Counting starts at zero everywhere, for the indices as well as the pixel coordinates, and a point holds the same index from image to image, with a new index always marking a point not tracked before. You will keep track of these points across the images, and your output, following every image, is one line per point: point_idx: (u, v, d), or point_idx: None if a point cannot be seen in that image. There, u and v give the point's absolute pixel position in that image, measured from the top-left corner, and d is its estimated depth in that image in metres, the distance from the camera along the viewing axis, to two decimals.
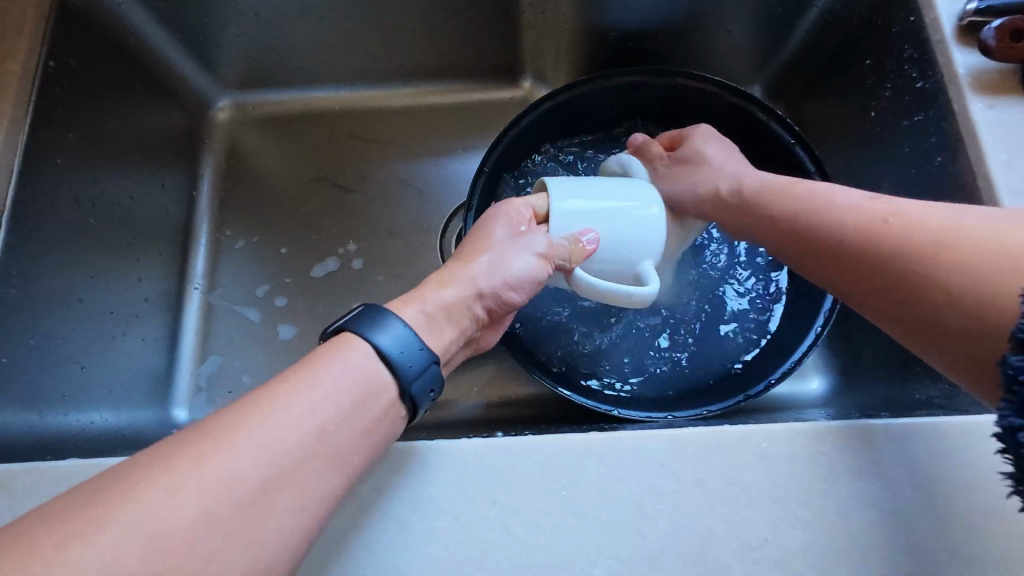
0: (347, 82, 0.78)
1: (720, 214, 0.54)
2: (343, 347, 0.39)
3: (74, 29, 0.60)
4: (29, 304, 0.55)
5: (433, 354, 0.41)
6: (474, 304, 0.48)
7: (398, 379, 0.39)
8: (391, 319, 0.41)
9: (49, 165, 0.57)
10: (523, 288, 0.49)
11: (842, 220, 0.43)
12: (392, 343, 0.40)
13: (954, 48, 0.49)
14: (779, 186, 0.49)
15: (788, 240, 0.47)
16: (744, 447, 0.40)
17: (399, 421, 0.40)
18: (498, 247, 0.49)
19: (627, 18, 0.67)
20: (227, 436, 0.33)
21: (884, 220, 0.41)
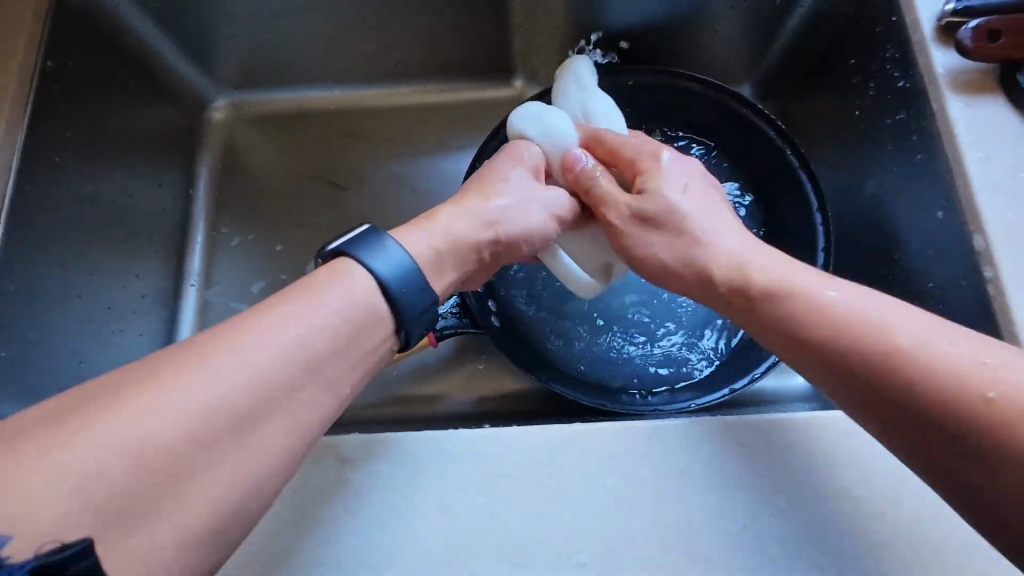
0: (342, 81, 0.79)
1: (789, 353, 0.39)
2: (343, 272, 0.39)
3: (72, 29, 0.61)
4: (30, 299, 0.56)
5: (435, 296, 0.42)
6: (484, 243, 0.48)
7: (399, 318, 0.40)
8: (396, 253, 0.41)
9: (47, 163, 0.58)
10: (533, 240, 0.52)
11: (918, 364, 0.33)
12: (395, 279, 0.40)
13: (933, 48, 0.50)
14: (859, 325, 0.35)
15: (891, 421, 0.34)
16: (725, 436, 0.41)
17: (387, 355, 0.41)
18: (520, 194, 0.51)
19: (617, 18, 0.69)
20: (217, 363, 0.33)
21: (987, 395, 0.31)
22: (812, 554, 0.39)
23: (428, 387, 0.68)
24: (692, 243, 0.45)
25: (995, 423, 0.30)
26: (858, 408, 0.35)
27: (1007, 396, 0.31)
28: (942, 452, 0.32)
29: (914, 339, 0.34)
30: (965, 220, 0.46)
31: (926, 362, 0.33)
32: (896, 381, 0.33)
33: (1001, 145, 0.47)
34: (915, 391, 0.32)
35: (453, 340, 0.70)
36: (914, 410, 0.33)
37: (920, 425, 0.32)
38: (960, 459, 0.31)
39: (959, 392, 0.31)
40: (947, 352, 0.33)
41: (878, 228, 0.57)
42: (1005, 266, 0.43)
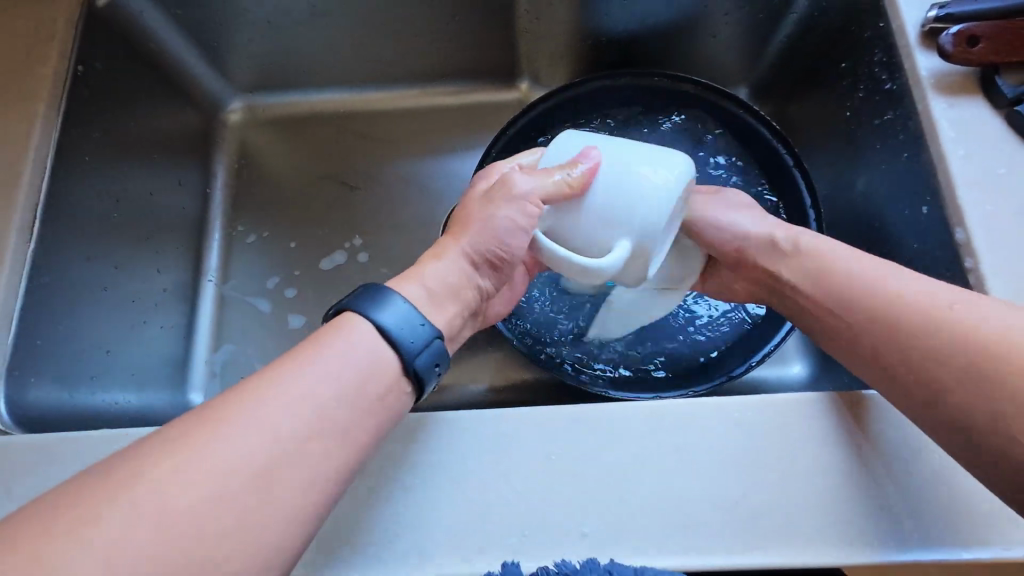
0: (353, 85, 0.82)
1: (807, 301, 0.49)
2: (345, 324, 0.41)
3: (100, 36, 0.64)
4: (63, 290, 0.59)
5: (436, 331, 0.43)
6: (472, 270, 0.49)
7: (401, 355, 0.41)
8: (396, 300, 0.42)
9: (78, 162, 0.61)
10: (518, 252, 0.49)
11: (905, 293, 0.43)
12: (392, 319, 0.41)
13: (917, 52, 0.53)
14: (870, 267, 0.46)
15: (878, 341, 0.43)
16: (720, 416, 0.44)
17: (408, 403, 0.42)
18: (489, 209, 0.49)
19: (617, 24, 0.71)
20: (246, 409, 0.36)
21: (949, 309, 0.41)
22: (805, 525, 0.41)
23: (438, 378, 0.71)
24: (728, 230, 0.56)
25: (918, 316, 0.41)
26: (853, 338, 0.45)
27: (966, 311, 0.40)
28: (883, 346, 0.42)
29: (911, 284, 0.43)
30: (948, 213, 0.49)
31: (910, 294, 0.43)
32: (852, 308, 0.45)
33: (982, 143, 0.49)
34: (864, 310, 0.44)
35: (463, 334, 0.72)
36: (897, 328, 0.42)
37: (901, 340, 0.41)
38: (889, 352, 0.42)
39: (932, 307, 0.41)
40: (928, 289, 0.42)
41: (868, 223, 0.60)
42: (984, 255, 0.46)
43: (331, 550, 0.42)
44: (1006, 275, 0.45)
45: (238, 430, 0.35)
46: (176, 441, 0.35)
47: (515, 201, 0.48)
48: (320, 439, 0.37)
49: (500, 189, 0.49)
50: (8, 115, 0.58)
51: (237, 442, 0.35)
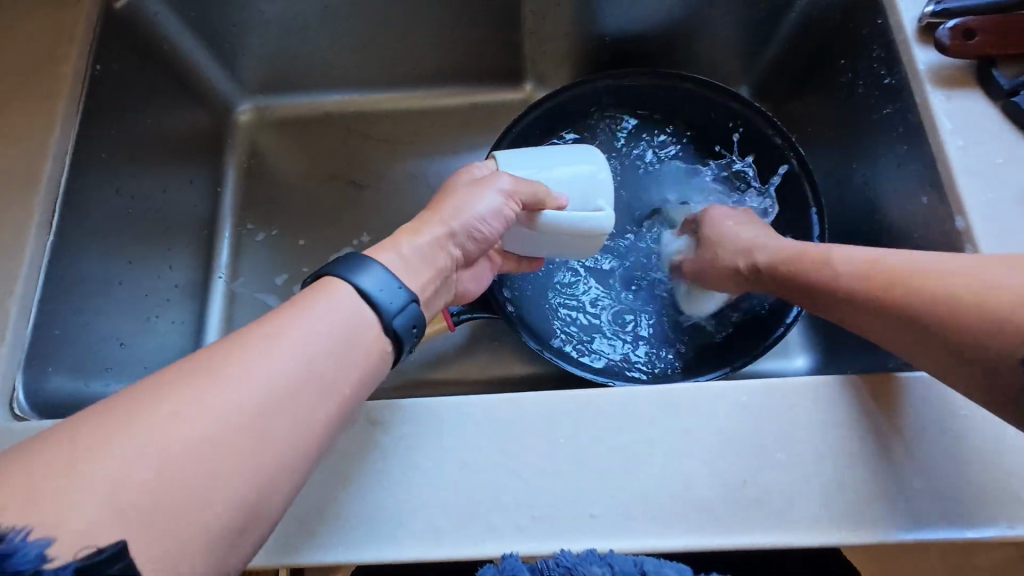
0: (360, 86, 0.84)
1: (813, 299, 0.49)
2: (325, 290, 0.41)
3: (117, 36, 0.66)
4: (80, 282, 0.60)
5: (412, 293, 0.43)
6: (449, 243, 0.51)
7: (382, 316, 0.42)
8: (373, 265, 0.43)
9: (96, 159, 0.63)
10: (492, 226, 0.53)
11: (878, 271, 0.44)
12: (373, 283, 0.42)
13: (915, 47, 0.54)
14: (851, 256, 0.47)
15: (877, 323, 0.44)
16: (726, 399, 0.45)
17: (385, 364, 0.43)
18: (467, 192, 0.52)
19: (620, 26, 0.73)
20: (230, 367, 0.36)
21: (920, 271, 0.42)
22: (808, 505, 0.42)
23: (445, 372, 0.72)
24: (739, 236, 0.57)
25: (927, 283, 0.41)
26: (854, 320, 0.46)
27: (939, 267, 0.41)
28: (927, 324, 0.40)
29: (886, 259, 0.45)
30: (947, 202, 0.50)
31: (881, 271, 0.44)
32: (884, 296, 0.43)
33: (979, 134, 0.50)
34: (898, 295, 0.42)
35: (469, 328, 0.73)
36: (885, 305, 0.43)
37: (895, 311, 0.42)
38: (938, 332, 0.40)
39: (904, 278, 0.42)
40: (902, 262, 0.43)
41: (867, 216, 0.61)
42: (983, 241, 0.47)
43: (321, 519, 0.43)
44: None
45: (222, 392, 0.34)
46: (181, 394, 0.34)
47: (503, 192, 0.52)
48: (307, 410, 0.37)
49: (483, 181, 0.53)
50: (29, 113, 0.60)
51: (246, 403, 0.35)
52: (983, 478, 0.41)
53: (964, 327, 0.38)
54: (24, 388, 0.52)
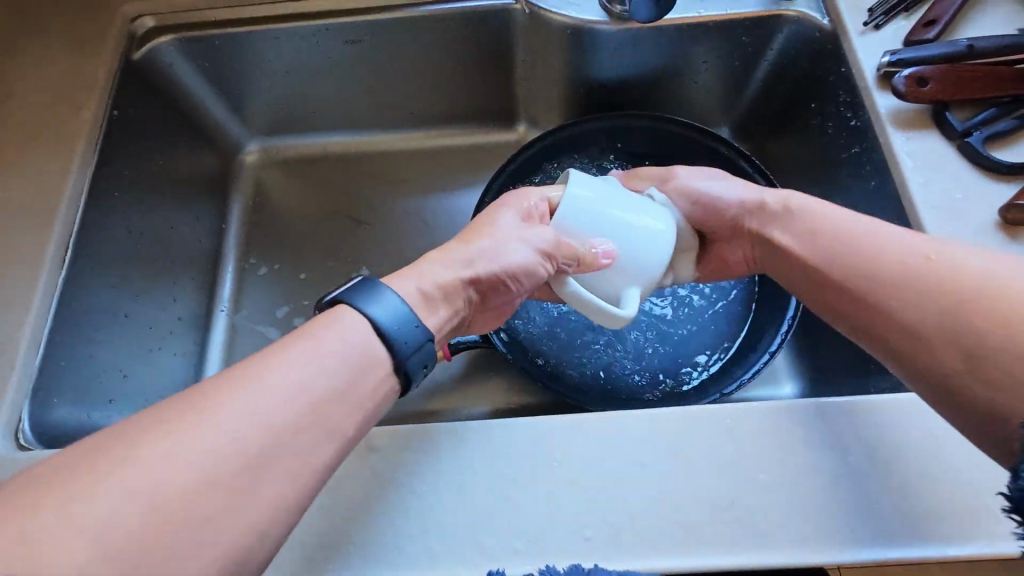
0: (362, 128, 0.88)
1: (798, 248, 0.50)
2: (337, 318, 0.42)
3: (134, 86, 0.71)
4: (87, 315, 0.62)
5: (428, 333, 0.44)
6: (467, 286, 0.51)
7: (393, 354, 0.43)
8: (386, 294, 0.44)
9: (108, 197, 0.66)
10: (517, 278, 0.52)
11: (887, 245, 0.44)
12: (387, 317, 0.43)
13: (877, 94, 0.59)
14: (858, 227, 0.47)
15: (856, 291, 0.44)
16: (711, 421, 0.47)
17: (392, 399, 0.44)
18: (503, 238, 0.52)
19: (604, 74, 0.77)
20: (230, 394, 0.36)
21: (926, 259, 0.41)
22: (792, 525, 0.43)
23: (443, 401, 0.73)
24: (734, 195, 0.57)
25: (932, 274, 0.40)
26: (837, 282, 0.45)
27: (943, 258, 0.41)
28: (941, 325, 0.39)
29: (892, 236, 0.45)
30: (914, 235, 0.53)
31: (892, 246, 0.44)
32: (902, 279, 0.41)
33: (939, 171, 0.54)
34: (917, 283, 0.41)
35: (468, 357, 0.75)
36: (882, 277, 0.43)
37: (884, 285, 0.42)
38: (908, 311, 0.40)
39: (909, 260, 0.42)
40: (910, 244, 0.43)
41: None
42: None
43: (318, 546, 0.44)
44: None
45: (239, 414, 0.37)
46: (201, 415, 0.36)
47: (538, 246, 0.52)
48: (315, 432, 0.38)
49: (524, 228, 0.53)
50: (48, 156, 0.63)
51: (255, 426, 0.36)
52: (965, 495, 0.43)
53: (959, 320, 0.38)
54: (29, 419, 0.53)
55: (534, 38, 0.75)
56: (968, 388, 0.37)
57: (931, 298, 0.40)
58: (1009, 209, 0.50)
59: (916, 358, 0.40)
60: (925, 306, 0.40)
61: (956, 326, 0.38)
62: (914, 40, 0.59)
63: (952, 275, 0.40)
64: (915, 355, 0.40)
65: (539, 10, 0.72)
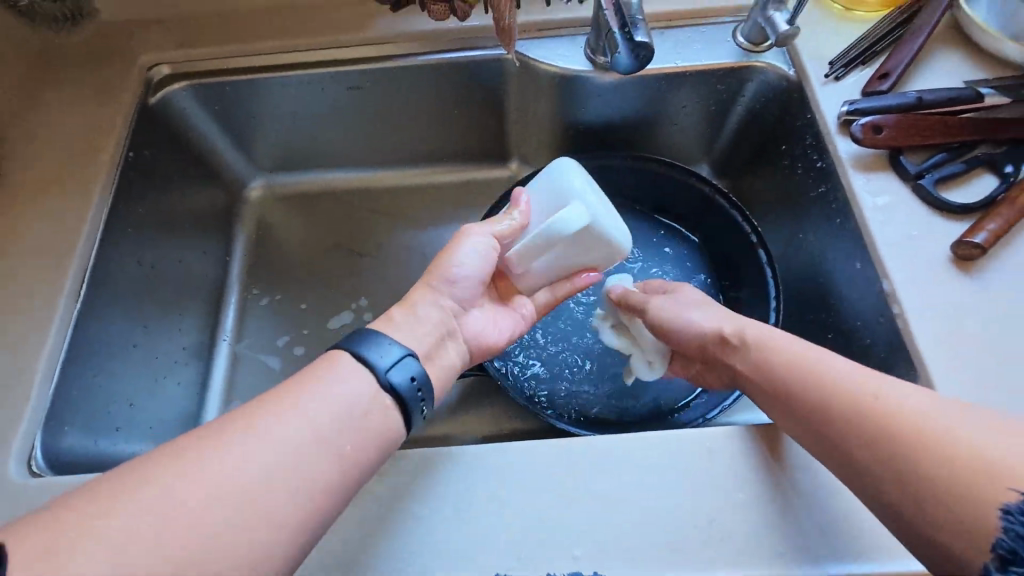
0: (363, 166, 0.93)
1: (759, 386, 0.50)
2: (323, 357, 0.46)
3: (148, 128, 0.75)
4: (99, 346, 0.65)
5: (405, 347, 0.48)
6: (436, 296, 0.56)
7: (375, 371, 0.46)
8: (363, 330, 0.49)
9: (122, 234, 0.70)
10: (473, 263, 0.57)
11: (832, 383, 0.44)
12: (361, 341, 0.48)
13: (839, 139, 0.64)
14: (805, 361, 0.47)
15: (815, 438, 0.44)
16: (691, 444, 0.50)
17: (397, 419, 0.46)
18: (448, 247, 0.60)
19: (590, 116, 0.82)
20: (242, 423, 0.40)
21: (871, 398, 0.42)
22: (768, 543, 0.45)
23: (438, 428, 0.76)
24: (697, 324, 0.57)
25: (877, 420, 0.41)
26: (794, 423, 0.46)
27: (886, 397, 0.42)
28: (895, 474, 0.39)
29: (838, 369, 0.45)
30: (876, 268, 0.57)
31: (838, 385, 0.44)
32: (853, 423, 0.42)
33: (897, 210, 0.59)
34: (867, 429, 0.41)
35: (462, 385, 0.78)
36: (831, 423, 0.43)
37: (838, 434, 0.43)
38: (862, 453, 0.41)
39: (855, 400, 0.42)
40: (855, 380, 0.44)
41: (817, 279, 0.68)
42: (905, 301, 0.54)
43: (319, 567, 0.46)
44: (926, 320, 0.53)
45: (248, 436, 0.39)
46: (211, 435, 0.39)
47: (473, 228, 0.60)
48: (320, 454, 0.41)
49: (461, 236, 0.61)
50: (67, 194, 0.67)
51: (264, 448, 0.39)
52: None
53: (908, 473, 0.38)
54: (41, 447, 0.55)
55: (525, 85, 0.80)
56: (925, 530, 0.38)
57: (882, 450, 0.40)
58: (960, 246, 0.55)
59: (874, 494, 0.40)
60: (875, 457, 0.40)
61: (905, 473, 0.38)
62: (871, 90, 0.65)
63: (895, 420, 0.40)
64: (882, 505, 0.40)
65: (528, 60, 0.77)
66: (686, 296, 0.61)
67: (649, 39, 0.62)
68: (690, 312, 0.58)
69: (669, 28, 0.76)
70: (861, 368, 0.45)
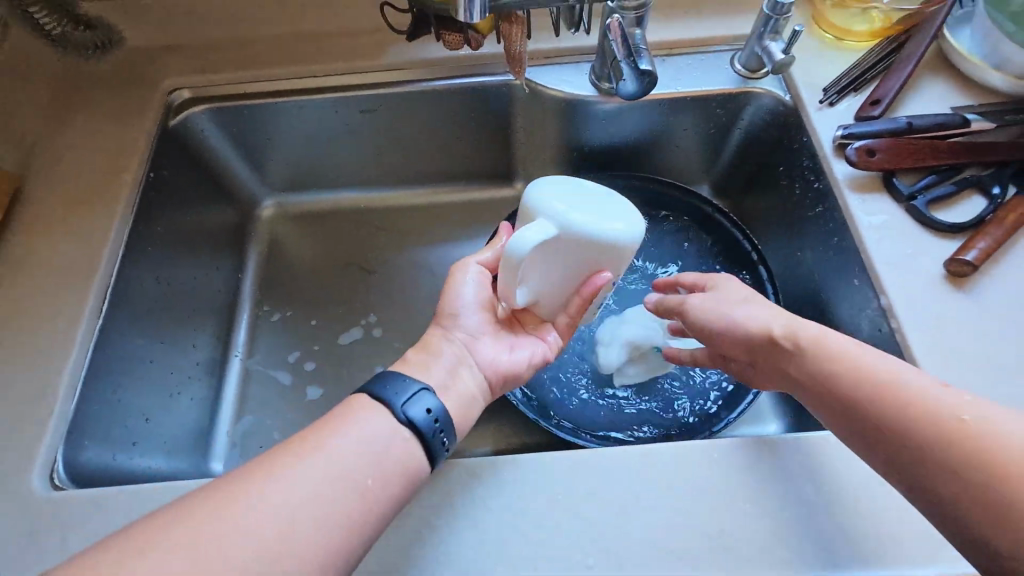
0: (373, 186, 0.95)
1: (821, 394, 0.46)
2: (343, 404, 0.49)
3: (167, 150, 0.78)
4: (119, 361, 0.66)
5: (417, 382, 0.50)
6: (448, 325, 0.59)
7: (391, 408, 0.48)
8: (378, 374, 0.52)
9: (142, 252, 0.71)
10: (471, 296, 0.60)
11: (912, 401, 0.41)
12: (376, 383, 0.50)
13: (835, 161, 0.67)
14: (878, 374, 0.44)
15: (893, 457, 0.41)
16: (699, 455, 0.51)
17: (421, 457, 0.48)
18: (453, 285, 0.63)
19: (594, 139, 0.86)
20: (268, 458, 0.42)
21: (958, 419, 0.39)
22: (777, 551, 0.47)
23: None
24: (745, 324, 0.52)
25: (969, 446, 0.38)
26: (868, 438, 0.43)
27: (978, 420, 0.39)
28: (987, 505, 0.37)
29: (918, 385, 0.42)
30: (874, 285, 0.60)
31: (919, 403, 0.41)
32: (941, 446, 0.39)
33: (892, 229, 0.62)
34: (955, 453, 0.38)
35: None
36: (915, 444, 0.40)
37: (921, 456, 0.40)
38: (946, 479, 0.38)
39: (941, 421, 0.40)
40: (938, 398, 0.41)
41: (817, 295, 0.71)
42: (903, 316, 0.56)
43: None
44: (923, 334, 0.55)
45: None
46: None
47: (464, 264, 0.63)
48: None
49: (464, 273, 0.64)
50: (90, 213, 0.69)
51: None
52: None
53: (1002, 505, 0.36)
54: (63, 461, 0.56)
55: (532, 109, 0.84)
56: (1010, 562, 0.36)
57: (975, 479, 0.37)
58: (953, 263, 0.58)
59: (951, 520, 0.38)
60: (968, 484, 0.37)
61: (990, 496, 0.36)
62: (864, 115, 0.68)
63: (987, 445, 0.38)
64: (966, 535, 0.38)
65: (536, 86, 0.81)
66: (732, 292, 0.56)
67: (652, 66, 0.65)
68: (735, 309, 0.54)
69: (670, 55, 0.80)
70: (941, 384, 0.42)
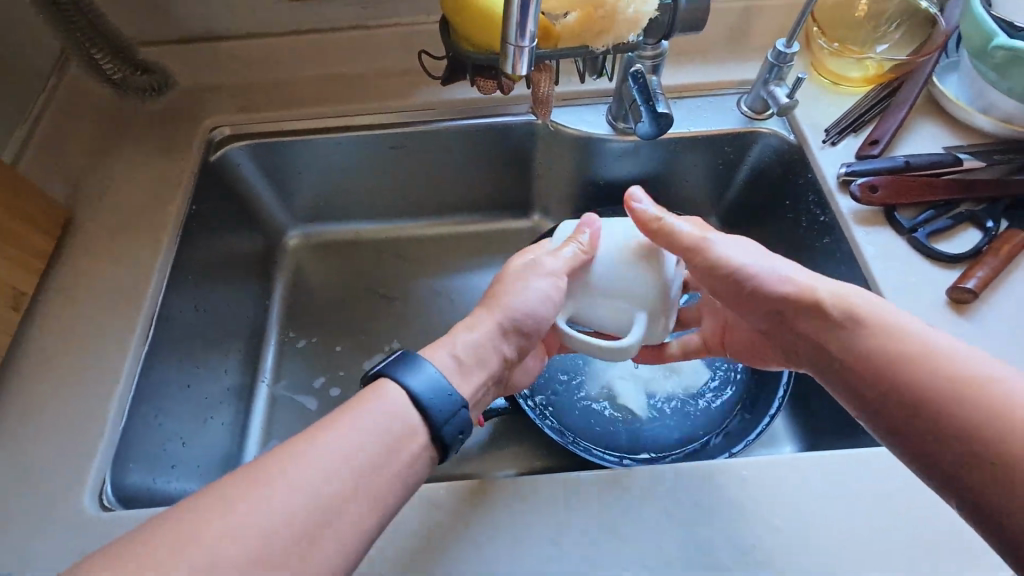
0: (395, 217, 1.00)
1: (865, 362, 0.48)
2: (379, 390, 0.47)
3: (207, 184, 0.82)
4: (161, 386, 0.69)
5: (462, 400, 0.49)
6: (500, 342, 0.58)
7: (429, 423, 0.47)
8: (424, 367, 0.49)
9: (184, 280, 0.75)
10: (538, 310, 0.59)
11: (980, 386, 0.42)
12: (423, 387, 0.48)
13: (840, 196, 0.72)
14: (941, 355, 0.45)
15: (947, 437, 0.42)
16: (719, 473, 0.56)
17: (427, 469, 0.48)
18: (517, 283, 0.61)
19: (608, 174, 0.90)
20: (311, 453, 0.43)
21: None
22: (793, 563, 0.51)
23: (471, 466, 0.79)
24: (788, 280, 0.54)
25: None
26: (919, 413, 0.44)
27: None
28: None
29: (988, 373, 0.43)
30: None
31: (987, 389, 0.42)
32: (1006, 435, 0.40)
33: (895, 260, 0.66)
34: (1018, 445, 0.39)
35: (492, 425, 0.81)
36: (979, 427, 0.41)
37: (983, 440, 0.41)
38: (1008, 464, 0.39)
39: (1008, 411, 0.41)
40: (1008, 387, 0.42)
41: None
42: None
43: None
44: None
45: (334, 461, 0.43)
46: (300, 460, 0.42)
47: (543, 269, 0.60)
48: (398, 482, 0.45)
49: (532, 269, 0.61)
50: (138, 242, 0.73)
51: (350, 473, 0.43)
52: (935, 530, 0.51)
53: None
54: (111, 481, 0.58)
55: (552, 146, 0.89)
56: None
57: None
58: (956, 290, 0.62)
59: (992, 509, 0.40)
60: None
61: None
62: (864, 154, 0.74)
63: None
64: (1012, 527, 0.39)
65: (557, 125, 0.86)
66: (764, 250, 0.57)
67: (669, 109, 0.70)
68: (772, 268, 0.55)
69: (681, 98, 0.86)
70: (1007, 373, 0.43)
